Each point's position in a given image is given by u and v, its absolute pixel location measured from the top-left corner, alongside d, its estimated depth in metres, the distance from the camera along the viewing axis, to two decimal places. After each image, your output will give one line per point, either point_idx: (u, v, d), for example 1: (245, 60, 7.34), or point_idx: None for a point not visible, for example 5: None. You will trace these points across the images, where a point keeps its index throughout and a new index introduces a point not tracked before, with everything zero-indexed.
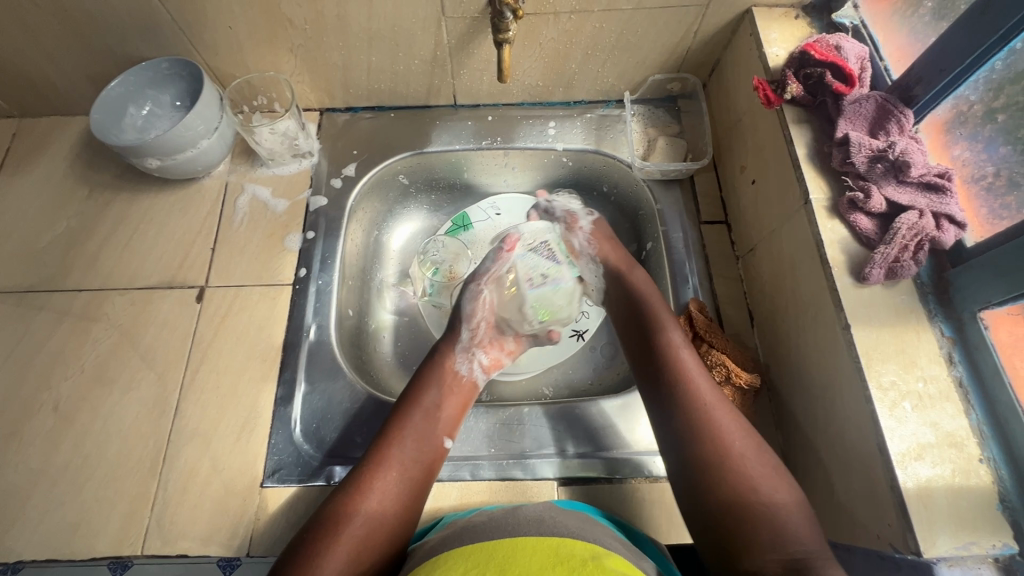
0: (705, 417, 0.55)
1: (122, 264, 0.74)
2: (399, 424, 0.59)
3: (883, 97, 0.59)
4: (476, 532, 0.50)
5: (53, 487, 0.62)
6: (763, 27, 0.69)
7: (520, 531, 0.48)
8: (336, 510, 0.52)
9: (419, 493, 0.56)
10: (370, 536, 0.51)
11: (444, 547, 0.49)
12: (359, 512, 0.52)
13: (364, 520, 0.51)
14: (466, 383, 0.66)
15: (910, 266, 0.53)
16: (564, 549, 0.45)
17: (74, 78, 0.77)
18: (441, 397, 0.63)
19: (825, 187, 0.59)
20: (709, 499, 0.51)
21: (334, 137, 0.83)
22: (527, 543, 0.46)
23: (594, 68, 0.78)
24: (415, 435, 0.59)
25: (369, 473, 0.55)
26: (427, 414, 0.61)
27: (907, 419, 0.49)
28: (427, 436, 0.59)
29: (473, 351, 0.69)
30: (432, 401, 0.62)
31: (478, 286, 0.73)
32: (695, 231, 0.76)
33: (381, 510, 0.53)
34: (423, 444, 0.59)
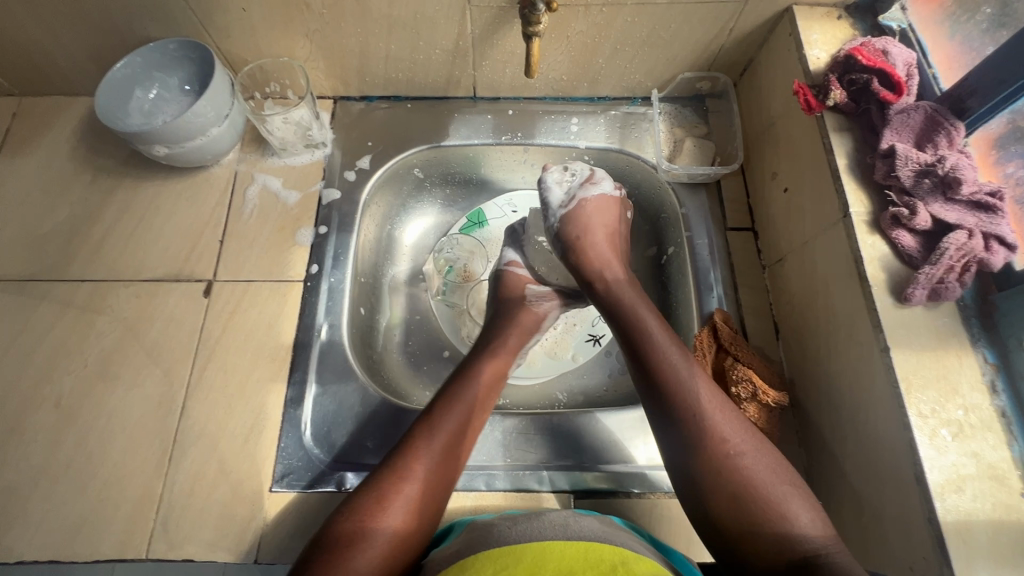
0: (712, 416, 0.51)
1: (127, 255, 0.71)
2: (432, 420, 0.56)
3: (933, 108, 0.56)
4: (501, 536, 0.48)
5: (55, 485, 0.60)
6: (804, 27, 0.65)
7: (547, 535, 0.47)
8: (366, 510, 0.49)
9: (450, 490, 0.54)
10: (403, 537, 0.49)
11: (467, 552, 0.47)
12: (391, 513, 0.49)
13: (399, 521, 0.49)
14: (498, 383, 0.63)
15: (955, 287, 0.51)
16: (593, 555, 0.44)
17: (78, 57, 0.74)
18: (483, 393, 0.60)
19: (865, 200, 0.57)
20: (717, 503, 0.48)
21: (348, 127, 0.80)
22: (555, 547, 0.45)
23: (622, 64, 0.75)
24: (452, 432, 0.55)
25: (400, 473, 0.51)
26: (469, 412, 0.58)
27: (947, 449, 0.47)
28: (464, 433, 0.57)
29: (507, 348, 0.69)
30: (470, 397, 0.59)
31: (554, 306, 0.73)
32: (720, 237, 0.73)
33: (415, 510, 0.50)
34: (462, 443, 0.56)
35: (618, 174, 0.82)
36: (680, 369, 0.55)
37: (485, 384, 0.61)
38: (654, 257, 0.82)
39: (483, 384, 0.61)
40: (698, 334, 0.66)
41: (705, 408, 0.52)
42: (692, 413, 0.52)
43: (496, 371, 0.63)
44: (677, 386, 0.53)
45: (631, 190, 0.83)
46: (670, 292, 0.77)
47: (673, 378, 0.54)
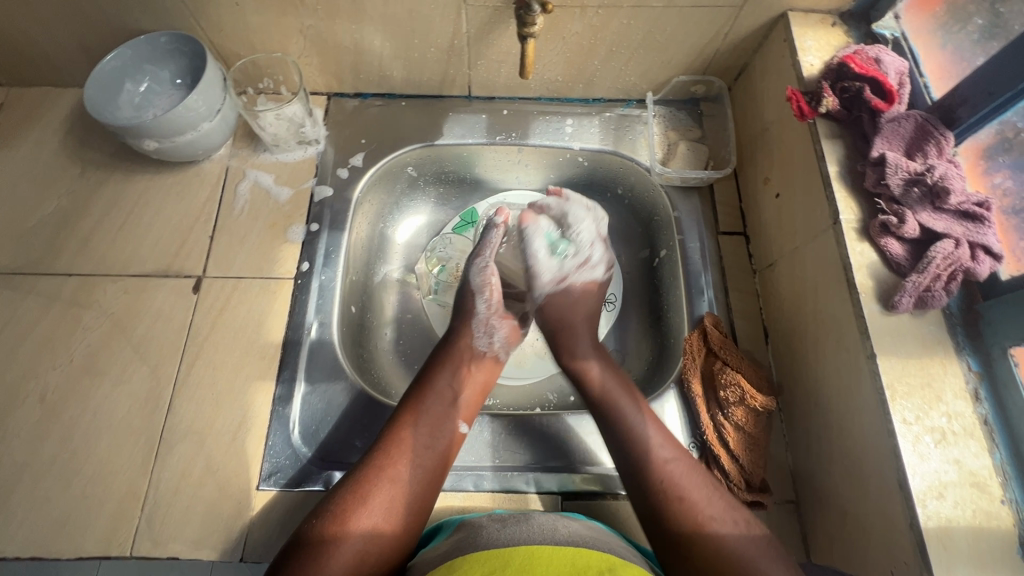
0: (640, 430, 0.57)
1: (115, 249, 0.71)
2: (404, 414, 0.57)
3: (922, 117, 0.56)
4: (488, 537, 0.49)
5: (39, 481, 0.60)
6: (798, 34, 0.66)
7: (535, 540, 0.47)
8: (334, 508, 0.50)
9: (435, 483, 0.55)
10: (378, 532, 0.49)
11: (454, 553, 0.48)
12: (362, 512, 0.49)
13: (372, 517, 0.49)
14: (483, 368, 0.65)
15: (941, 296, 0.51)
16: (581, 560, 0.44)
17: (67, 48, 0.73)
18: (454, 382, 0.61)
19: (856, 208, 0.57)
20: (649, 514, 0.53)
21: (341, 124, 0.80)
22: (541, 552, 0.45)
23: (617, 66, 0.75)
24: (422, 423, 0.57)
25: (369, 471, 0.52)
26: (439, 400, 0.59)
27: (930, 455, 0.47)
28: (440, 421, 0.58)
29: (490, 323, 0.67)
30: (446, 386, 0.60)
31: (484, 258, 0.68)
32: (712, 241, 0.74)
33: (388, 506, 0.51)
34: (435, 432, 0.57)
35: (612, 175, 0.83)
36: (618, 395, 0.61)
37: (455, 373, 0.62)
38: (646, 259, 0.82)
39: (452, 373, 0.62)
40: (688, 337, 0.67)
41: (637, 427, 0.57)
42: (625, 432, 0.57)
43: (461, 356, 0.63)
44: (616, 407, 0.60)
45: (624, 192, 0.84)
46: (662, 294, 0.77)
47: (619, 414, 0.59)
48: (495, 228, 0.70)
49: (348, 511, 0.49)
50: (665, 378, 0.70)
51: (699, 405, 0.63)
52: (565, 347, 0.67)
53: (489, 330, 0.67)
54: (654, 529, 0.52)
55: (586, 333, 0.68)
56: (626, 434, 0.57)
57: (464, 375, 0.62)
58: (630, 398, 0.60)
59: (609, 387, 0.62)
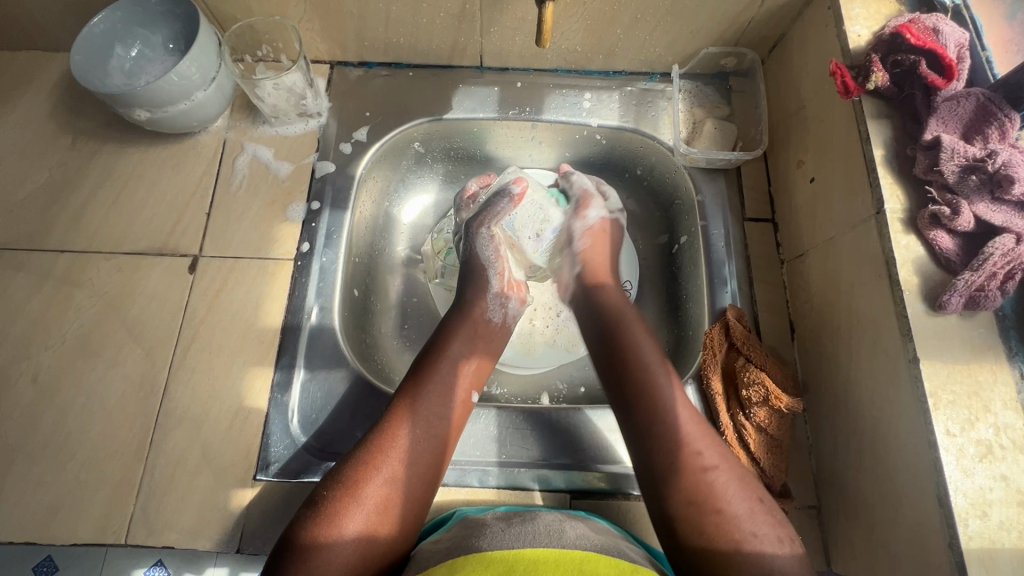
0: (682, 417, 0.52)
1: (108, 226, 0.68)
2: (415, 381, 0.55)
3: (985, 96, 0.51)
4: (489, 536, 0.46)
5: (32, 466, 0.58)
6: (845, 0, 0.59)
7: (540, 542, 0.44)
8: (331, 495, 0.47)
9: (443, 455, 0.53)
10: (379, 517, 0.47)
11: (457, 551, 0.45)
12: (356, 510, 0.46)
13: (375, 503, 0.47)
14: (496, 332, 0.63)
15: (995, 296, 0.47)
16: (589, 565, 0.42)
17: (54, 10, 0.68)
18: (467, 348, 0.60)
19: (902, 196, 0.52)
20: (679, 491, 0.48)
21: (344, 95, 0.75)
22: (547, 557, 0.42)
23: (641, 34, 0.69)
24: (431, 390, 0.55)
25: (373, 449, 0.50)
26: (451, 367, 0.57)
27: (974, 471, 0.43)
28: (452, 386, 0.56)
29: (505, 297, 0.65)
30: (460, 351, 0.59)
31: (488, 230, 0.66)
32: (737, 228, 0.69)
33: (389, 493, 0.48)
34: (449, 400, 0.55)
35: (631, 155, 0.77)
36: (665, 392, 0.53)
37: (468, 341, 0.60)
38: (665, 245, 0.77)
39: (466, 340, 0.60)
40: (709, 331, 0.63)
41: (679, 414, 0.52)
42: (659, 411, 0.52)
43: (477, 325, 0.62)
44: (657, 386, 0.54)
45: (643, 173, 0.78)
46: (681, 283, 0.73)
47: (658, 390, 0.54)
48: (508, 196, 0.68)
49: (347, 497, 0.47)
50: (683, 372, 0.66)
51: (719, 403, 0.60)
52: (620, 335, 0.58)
53: (502, 303, 0.65)
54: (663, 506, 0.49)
55: (640, 329, 0.59)
56: (659, 424, 0.52)
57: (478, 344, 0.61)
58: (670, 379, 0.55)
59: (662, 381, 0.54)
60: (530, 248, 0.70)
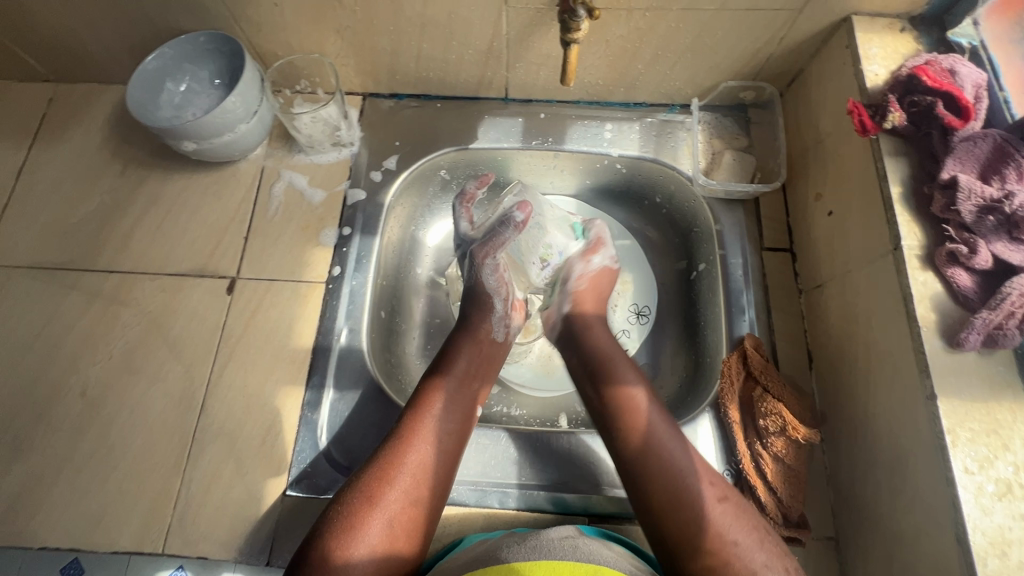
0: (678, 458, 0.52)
1: (153, 248, 0.72)
2: (422, 397, 0.57)
3: (1002, 137, 0.52)
4: (506, 550, 0.48)
5: (78, 475, 0.62)
6: (862, 40, 0.61)
7: (556, 555, 0.46)
8: (347, 514, 0.49)
9: (453, 469, 0.55)
10: (396, 534, 0.49)
11: (477, 563, 0.47)
12: (371, 526, 0.48)
13: (390, 521, 0.49)
14: (496, 352, 0.64)
15: (1014, 335, 0.47)
16: None
17: (112, 47, 0.74)
18: (471, 365, 0.61)
19: (920, 234, 0.53)
20: (678, 531, 0.49)
21: (376, 125, 0.79)
22: (563, 568, 0.44)
23: (662, 70, 0.72)
24: (439, 406, 0.56)
25: (386, 466, 0.51)
26: (460, 382, 0.59)
27: (993, 510, 0.44)
28: (458, 400, 0.58)
29: (508, 318, 0.66)
30: (466, 368, 0.60)
31: (494, 259, 0.66)
32: (755, 257, 0.70)
33: (404, 509, 0.50)
34: (457, 416, 0.57)
35: (650, 184, 0.79)
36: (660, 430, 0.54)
37: (472, 357, 0.62)
38: (683, 271, 0.79)
39: (470, 357, 0.61)
40: (727, 359, 0.64)
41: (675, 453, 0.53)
42: (655, 454, 0.53)
43: (481, 345, 0.63)
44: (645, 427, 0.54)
45: (662, 201, 0.80)
46: (698, 309, 0.74)
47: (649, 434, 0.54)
48: (512, 224, 0.67)
49: (363, 516, 0.48)
50: (700, 399, 0.67)
51: (736, 431, 0.61)
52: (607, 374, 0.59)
53: (508, 324, 0.66)
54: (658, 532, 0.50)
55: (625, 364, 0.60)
56: (657, 466, 0.52)
57: (480, 361, 0.62)
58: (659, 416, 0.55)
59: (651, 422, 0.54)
60: (533, 273, 0.70)
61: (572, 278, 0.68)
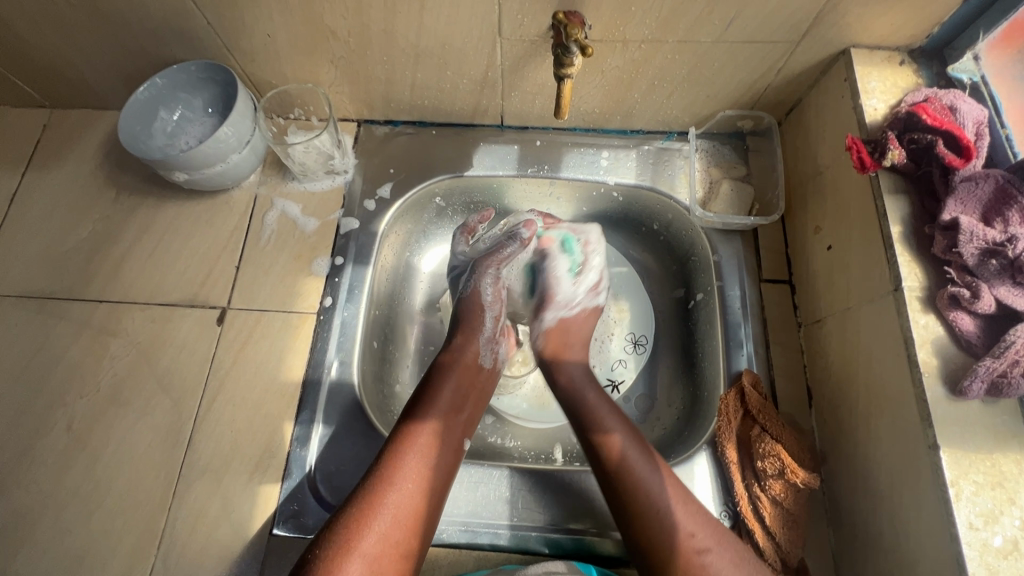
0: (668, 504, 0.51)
1: (144, 277, 0.71)
2: (404, 433, 0.55)
3: (1004, 178, 0.50)
4: None
5: (62, 512, 0.60)
6: (861, 73, 0.60)
7: None
8: (324, 562, 0.46)
9: (437, 507, 0.53)
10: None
11: None
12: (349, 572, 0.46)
13: (371, 569, 0.47)
14: (484, 381, 0.63)
15: (1019, 384, 0.45)
16: None
17: (106, 75, 0.73)
18: (457, 397, 0.60)
19: (921, 275, 0.51)
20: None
21: (370, 152, 0.78)
22: None
23: (658, 99, 0.71)
24: (421, 443, 0.55)
25: (365, 507, 0.50)
26: (444, 414, 0.58)
27: (999, 569, 0.42)
28: (442, 436, 0.56)
29: (495, 342, 0.66)
30: (451, 399, 0.59)
31: (494, 272, 0.68)
32: (754, 289, 0.69)
33: (384, 552, 0.48)
34: (442, 453, 0.55)
35: (647, 211, 0.79)
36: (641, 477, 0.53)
37: (457, 389, 0.60)
38: (681, 300, 0.77)
39: (455, 389, 0.60)
40: (724, 396, 0.62)
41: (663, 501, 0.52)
42: (642, 504, 0.52)
43: (469, 371, 0.62)
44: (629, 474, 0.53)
45: (660, 229, 0.79)
46: (697, 340, 0.73)
47: (635, 481, 0.53)
48: (518, 241, 0.68)
49: (341, 564, 0.46)
50: (697, 434, 0.65)
51: (734, 472, 0.59)
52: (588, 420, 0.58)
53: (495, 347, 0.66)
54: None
55: (605, 406, 0.59)
56: (643, 513, 0.51)
57: (467, 390, 0.61)
58: (644, 462, 0.54)
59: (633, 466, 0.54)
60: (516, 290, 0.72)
61: (546, 313, 0.68)
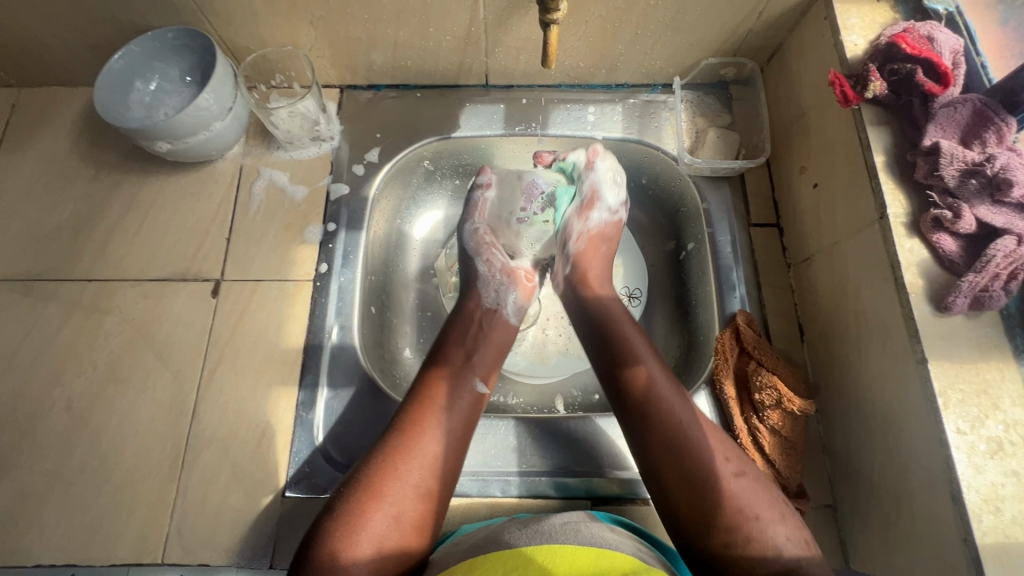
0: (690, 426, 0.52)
1: (132, 254, 0.70)
2: (419, 385, 0.56)
3: (981, 101, 0.52)
4: (506, 536, 0.47)
5: (69, 489, 0.60)
6: (841, 11, 0.61)
7: (556, 539, 0.45)
8: (348, 503, 0.48)
9: (460, 450, 0.54)
10: (401, 523, 0.48)
11: (478, 551, 0.47)
12: (373, 517, 0.47)
13: (394, 510, 0.48)
14: (499, 333, 0.63)
15: (1000, 296, 0.48)
16: (604, 561, 0.43)
17: (76, 48, 0.71)
18: (468, 348, 0.61)
19: (905, 201, 0.53)
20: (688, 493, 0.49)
21: (355, 118, 0.77)
22: (564, 552, 0.44)
23: (642, 49, 0.71)
24: (438, 390, 0.56)
25: (386, 456, 0.51)
26: (455, 365, 0.58)
27: (986, 468, 0.45)
28: (459, 384, 0.57)
29: (494, 281, 0.67)
30: (461, 351, 0.60)
31: (473, 224, 0.71)
32: (743, 234, 0.70)
33: (406, 496, 0.49)
34: (457, 400, 0.56)
35: (635, 165, 0.79)
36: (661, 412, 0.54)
37: (468, 340, 0.61)
38: (673, 252, 0.78)
39: (463, 339, 0.61)
40: (720, 336, 0.64)
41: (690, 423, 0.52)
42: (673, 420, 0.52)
43: (471, 318, 0.63)
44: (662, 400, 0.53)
45: (648, 183, 0.80)
46: (690, 288, 0.74)
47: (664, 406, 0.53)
48: (479, 188, 0.73)
49: (367, 504, 0.48)
50: (695, 377, 0.67)
51: (733, 407, 0.61)
52: (618, 352, 0.57)
53: (497, 288, 0.67)
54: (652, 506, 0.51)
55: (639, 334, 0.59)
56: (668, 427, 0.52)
57: (477, 339, 0.62)
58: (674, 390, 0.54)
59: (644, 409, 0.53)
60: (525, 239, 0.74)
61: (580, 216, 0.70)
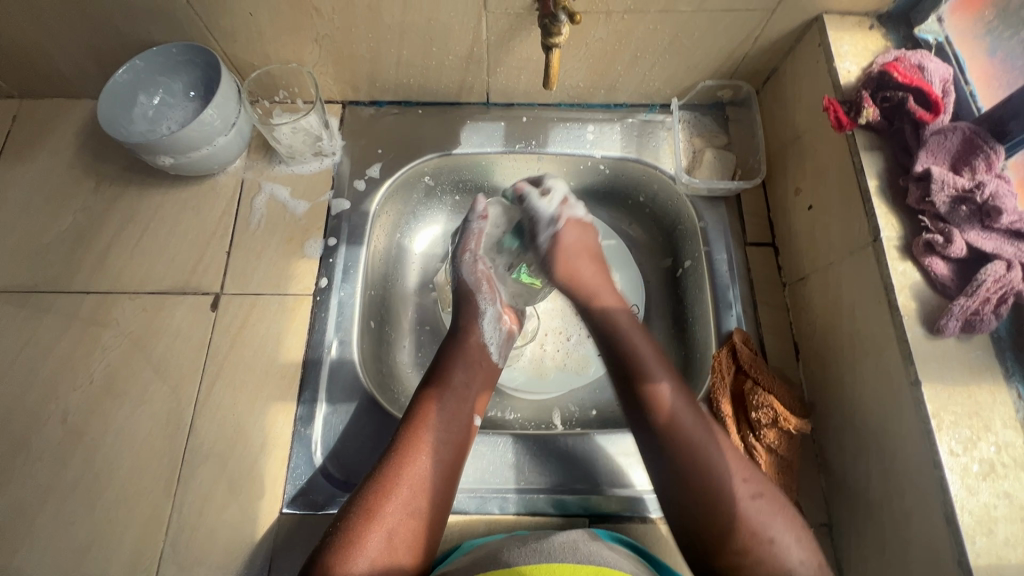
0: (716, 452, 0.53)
1: (131, 266, 0.70)
2: (415, 410, 0.56)
3: (971, 130, 0.54)
4: (506, 553, 0.48)
5: (62, 505, 0.59)
6: (834, 38, 0.63)
7: (555, 559, 0.46)
8: (347, 528, 0.49)
9: (456, 474, 0.55)
10: (398, 547, 0.49)
11: (477, 567, 0.47)
12: (370, 543, 0.48)
13: (391, 536, 0.49)
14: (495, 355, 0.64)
15: (990, 319, 0.49)
16: None
17: (79, 61, 0.71)
18: (467, 372, 0.61)
19: (897, 225, 0.54)
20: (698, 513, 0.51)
21: (356, 133, 0.78)
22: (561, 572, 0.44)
23: (641, 71, 0.73)
24: (437, 416, 0.56)
25: (384, 481, 0.51)
26: (454, 389, 0.59)
27: (979, 489, 0.45)
28: (459, 409, 0.58)
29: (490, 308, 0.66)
30: (461, 376, 0.60)
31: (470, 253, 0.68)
32: (739, 253, 0.71)
33: (401, 520, 0.50)
34: (454, 425, 0.56)
35: (633, 183, 0.80)
36: (683, 418, 0.54)
37: (466, 363, 0.61)
38: (669, 269, 0.79)
39: (462, 363, 0.61)
40: (716, 354, 0.65)
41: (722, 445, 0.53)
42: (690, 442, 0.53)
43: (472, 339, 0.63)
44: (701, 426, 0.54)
45: (646, 201, 0.81)
46: (686, 305, 0.75)
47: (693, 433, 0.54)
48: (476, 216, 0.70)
49: (365, 531, 0.48)
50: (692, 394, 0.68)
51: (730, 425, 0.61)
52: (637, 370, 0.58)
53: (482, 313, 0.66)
54: (681, 516, 0.52)
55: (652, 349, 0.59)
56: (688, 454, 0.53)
57: (474, 363, 0.62)
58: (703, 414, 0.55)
59: (674, 409, 0.55)
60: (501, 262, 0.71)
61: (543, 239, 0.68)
